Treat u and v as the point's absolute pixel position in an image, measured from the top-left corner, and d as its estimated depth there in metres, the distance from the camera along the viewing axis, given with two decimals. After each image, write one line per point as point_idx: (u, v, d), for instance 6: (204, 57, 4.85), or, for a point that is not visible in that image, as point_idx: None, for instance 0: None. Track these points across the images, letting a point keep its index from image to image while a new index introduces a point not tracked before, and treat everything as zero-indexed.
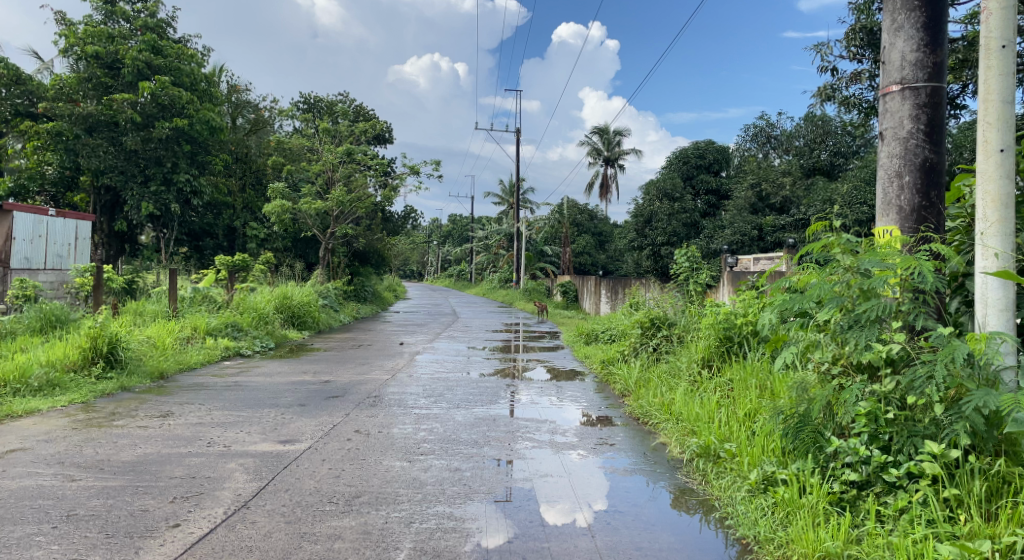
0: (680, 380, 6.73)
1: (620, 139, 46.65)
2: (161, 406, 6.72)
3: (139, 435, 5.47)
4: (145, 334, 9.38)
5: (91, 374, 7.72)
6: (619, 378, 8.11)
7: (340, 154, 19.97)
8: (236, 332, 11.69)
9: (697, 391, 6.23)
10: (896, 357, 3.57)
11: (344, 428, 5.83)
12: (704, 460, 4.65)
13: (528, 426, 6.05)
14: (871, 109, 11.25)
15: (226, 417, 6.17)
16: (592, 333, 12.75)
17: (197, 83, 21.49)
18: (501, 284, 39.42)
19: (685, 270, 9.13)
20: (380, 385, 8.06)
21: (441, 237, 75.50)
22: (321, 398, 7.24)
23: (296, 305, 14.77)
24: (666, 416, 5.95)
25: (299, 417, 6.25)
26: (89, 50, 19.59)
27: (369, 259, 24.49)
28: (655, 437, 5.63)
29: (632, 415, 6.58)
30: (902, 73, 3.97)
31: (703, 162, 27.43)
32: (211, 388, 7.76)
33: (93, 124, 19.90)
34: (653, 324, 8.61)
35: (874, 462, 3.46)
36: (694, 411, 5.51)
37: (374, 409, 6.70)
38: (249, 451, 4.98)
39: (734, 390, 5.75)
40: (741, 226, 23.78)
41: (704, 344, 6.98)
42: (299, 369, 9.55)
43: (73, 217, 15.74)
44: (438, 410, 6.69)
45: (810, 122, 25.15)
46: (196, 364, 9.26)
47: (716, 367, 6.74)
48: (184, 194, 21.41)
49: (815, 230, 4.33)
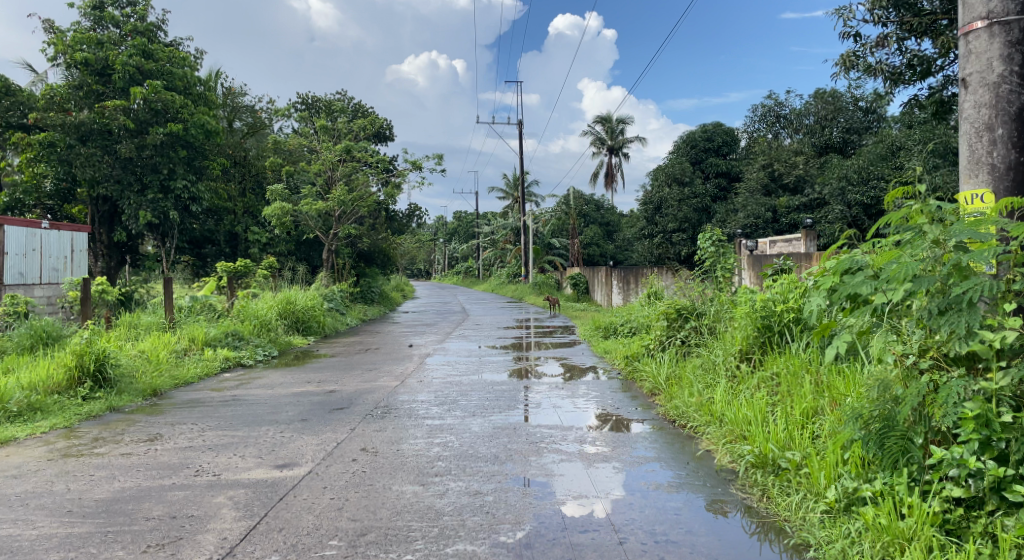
0: (718, 377, 6.13)
1: (623, 127, 45.97)
2: (150, 428, 6.14)
3: (119, 465, 4.88)
4: (138, 349, 8.83)
5: (78, 393, 7.17)
6: (647, 376, 7.47)
7: (339, 152, 19.41)
8: (237, 342, 11.13)
9: (739, 389, 5.62)
10: (1009, 347, 2.95)
11: (349, 446, 5.24)
12: (763, 472, 4.02)
13: (551, 435, 5.45)
14: (898, 76, 10.59)
15: (220, 439, 5.60)
16: (610, 327, 12.14)
17: (191, 87, 20.95)
18: (510, 279, 38.80)
19: (711, 255, 8.47)
20: (388, 395, 7.47)
21: (448, 235, 75.07)
22: (325, 411, 6.66)
23: (300, 310, 14.21)
24: (707, 419, 5.35)
25: (300, 435, 5.66)
26: (78, 56, 19.07)
27: (374, 259, 23.96)
28: (697, 443, 5.01)
29: (666, 417, 5.97)
30: (987, 5, 3.34)
31: (712, 145, 26.61)
32: (208, 405, 7.19)
33: (86, 132, 19.37)
34: (680, 315, 7.92)
35: (989, 476, 2.89)
36: (740, 413, 4.89)
37: (382, 421, 6.10)
38: (240, 481, 4.39)
39: (783, 388, 5.13)
40: (755, 209, 23.00)
41: (741, 336, 6.35)
42: (303, 378, 8.97)
43: (68, 229, 15.24)
44: (452, 420, 6.10)
45: (820, 98, 24.53)
46: (194, 378, 8.70)
47: (756, 360, 6.12)
48: (182, 200, 20.90)
49: (890, 199, 3.67)
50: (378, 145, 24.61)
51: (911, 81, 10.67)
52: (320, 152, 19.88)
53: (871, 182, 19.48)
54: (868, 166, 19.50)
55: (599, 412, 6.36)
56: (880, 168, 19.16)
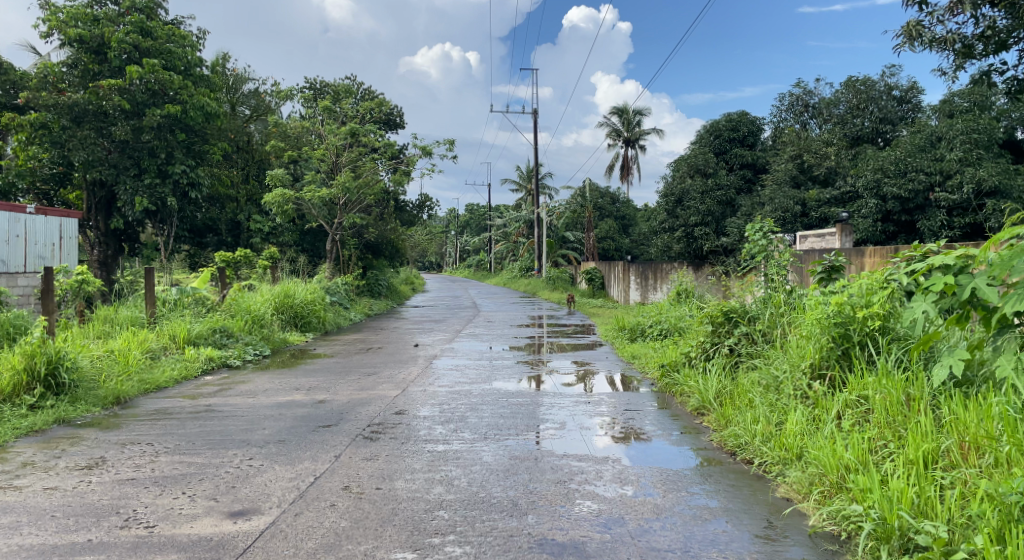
0: (787, 402, 4.99)
1: (640, 119, 44.64)
2: (94, 449, 5.08)
3: (33, 508, 3.82)
4: (105, 348, 7.79)
5: (23, 402, 6.12)
6: (691, 391, 6.31)
7: (344, 136, 18.46)
8: (225, 340, 10.08)
9: (819, 419, 4.50)
10: None
11: (329, 485, 4.16)
12: (891, 552, 2.95)
13: (583, 471, 4.38)
14: (968, 51, 9.41)
15: (172, 468, 4.53)
16: (637, 328, 10.95)
17: (192, 68, 19.94)
18: (522, 273, 37.59)
19: (760, 247, 7.35)
20: (386, 408, 6.39)
21: (459, 227, 74.20)
22: (308, 430, 5.58)
23: (299, 304, 13.17)
24: (783, 456, 4.25)
25: (271, 465, 4.57)
26: (72, 33, 17.96)
27: (382, 251, 22.94)
28: (774, 490, 3.91)
29: (724, 448, 4.84)
30: None
31: (736, 135, 24.89)
32: (173, 419, 6.11)
33: (80, 114, 18.27)
34: (728, 319, 6.79)
35: None
36: (832, 453, 3.78)
37: (374, 447, 5.01)
38: (176, 540, 3.34)
39: (884, 423, 4.04)
40: (782, 201, 21.44)
41: (813, 348, 5.20)
42: (291, 384, 7.87)
43: (56, 215, 14.23)
44: (459, 445, 5.03)
45: (851, 87, 23.19)
46: (168, 383, 7.65)
47: (831, 379, 5.02)
48: (181, 186, 19.85)
49: None
50: (386, 131, 23.54)
51: (983, 55, 9.51)
52: (324, 135, 18.94)
53: (908, 175, 17.95)
54: (906, 157, 18.09)
55: (617, 438, 5.26)
56: (919, 160, 17.76)
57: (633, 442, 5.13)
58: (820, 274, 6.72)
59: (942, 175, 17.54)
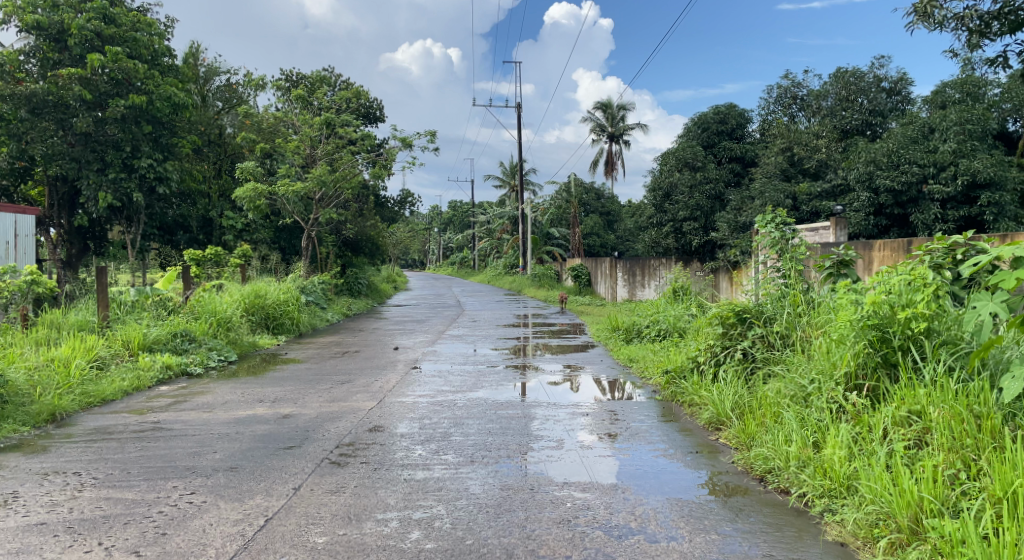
0: (823, 418, 4.30)
1: (624, 114, 44.02)
2: (8, 483, 4.26)
3: None
4: (43, 357, 6.93)
5: None
6: (702, 403, 5.62)
7: (319, 126, 17.72)
8: (186, 345, 9.25)
9: (868, 439, 3.81)
10: None
11: (282, 528, 3.41)
12: None
13: (589, 506, 3.66)
14: (983, 29, 8.75)
15: (95, 509, 3.75)
16: (633, 328, 10.20)
17: (158, 57, 19.06)
18: (507, 270, 36.85)
19: (775, 239, 6.67)
20: (359, 425, 5.61)
21: (443, 224, 73.44)
22: (267, 453, 4.81)
23: (270, 305, 12.34)
24: (830, 488, 3.58)
25: (216, 502, 3.81)
26: (29, 19, 16.77)
27: (362, 249, 21.67)
28: (828, 532, 3.24)
29: (753, 473, 4.14)
30: None
31: (724, 128, 24.22)
32: (112, 440, 5.30)
33: (39, 105, 17.15)
34: (739, 320, 6.11)
35: None
36: (901, 490, 3.12)
37: (342, 475, 4.26)
38: None
39: (952, 447, 3.38)
40: (772, 195, 20.48)
41: (848, 353, 4.51)
42: (254, 395, 7.08)
43: (11, 211, 13.27)
44: (442, 472, 4.29)
45: (840, 79, 22.65)
46: (115, 396, 6.82)
47: (870, 390, 4.33)
48: (148, 181, 18.84)
49: None
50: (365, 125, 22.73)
51: (999, 34, 8.81)
52: (300, 127, 18.11)
53: (901, 167, 17.25)
54: (898, 149, 17.35)
55: (621, 458, 4.56)
56: (912, 152, 17.04)
57: (641, 463, 4.44)
58: (830, 270, 6.03)
59: (935, 166, 16.84)
